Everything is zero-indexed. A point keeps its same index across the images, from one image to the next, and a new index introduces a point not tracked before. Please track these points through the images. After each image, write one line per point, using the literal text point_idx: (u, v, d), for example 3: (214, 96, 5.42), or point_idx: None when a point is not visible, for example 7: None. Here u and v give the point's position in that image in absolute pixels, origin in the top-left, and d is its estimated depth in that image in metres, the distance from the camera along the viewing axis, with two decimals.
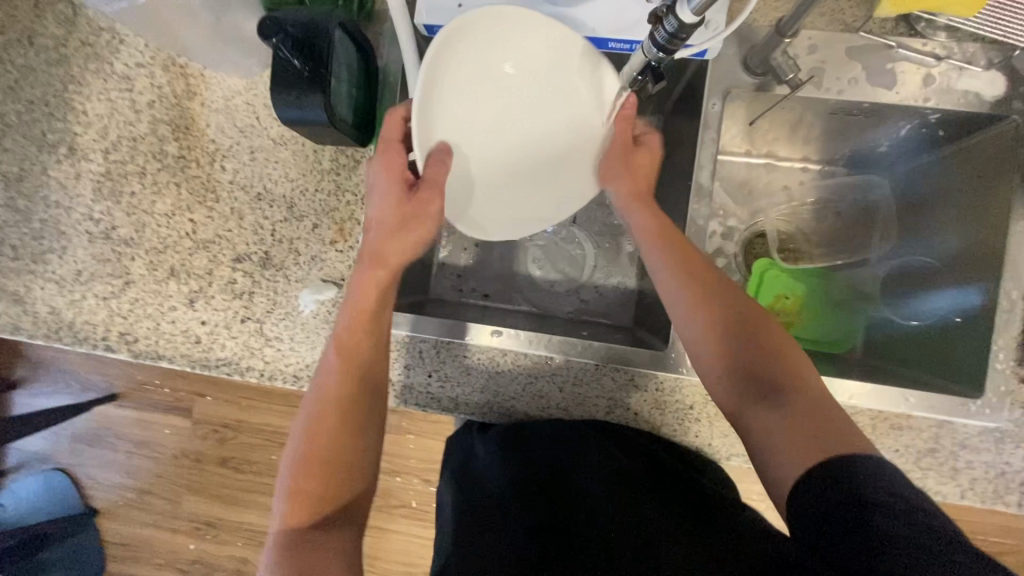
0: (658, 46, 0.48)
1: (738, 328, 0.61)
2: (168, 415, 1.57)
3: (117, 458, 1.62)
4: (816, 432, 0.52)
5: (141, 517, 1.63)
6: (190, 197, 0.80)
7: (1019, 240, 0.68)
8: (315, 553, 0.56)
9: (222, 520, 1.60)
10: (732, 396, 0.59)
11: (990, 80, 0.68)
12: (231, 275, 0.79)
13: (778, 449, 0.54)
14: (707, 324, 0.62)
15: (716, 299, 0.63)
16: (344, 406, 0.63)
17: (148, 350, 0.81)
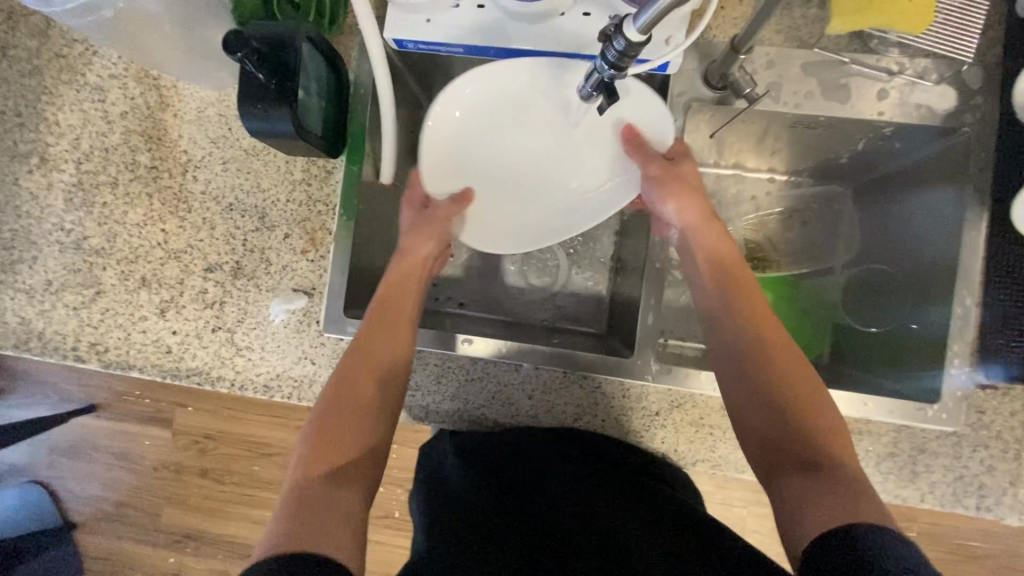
0: (610, 64, 0.50)
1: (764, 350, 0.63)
2: (147, 426, 1.55)
3: (95, 470, 1.60)
4: (842, 498, 0.50)
5: (119, 531, 1.61)
6: (162, 207, 0.80)
7: (972, 248, 0.70)
8: (315, 518, 0.51)
9: (203, 532, 1.58)
10: (756, 413, 0.60)
11: (941, 94, 0.71)
12: (203, 284, 0.79)
13: (798, 490, 0.53)
14: (719, 345, 0.65)
15: (769, 341, 0.63)
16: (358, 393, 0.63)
17: (118, 360, 0.80)
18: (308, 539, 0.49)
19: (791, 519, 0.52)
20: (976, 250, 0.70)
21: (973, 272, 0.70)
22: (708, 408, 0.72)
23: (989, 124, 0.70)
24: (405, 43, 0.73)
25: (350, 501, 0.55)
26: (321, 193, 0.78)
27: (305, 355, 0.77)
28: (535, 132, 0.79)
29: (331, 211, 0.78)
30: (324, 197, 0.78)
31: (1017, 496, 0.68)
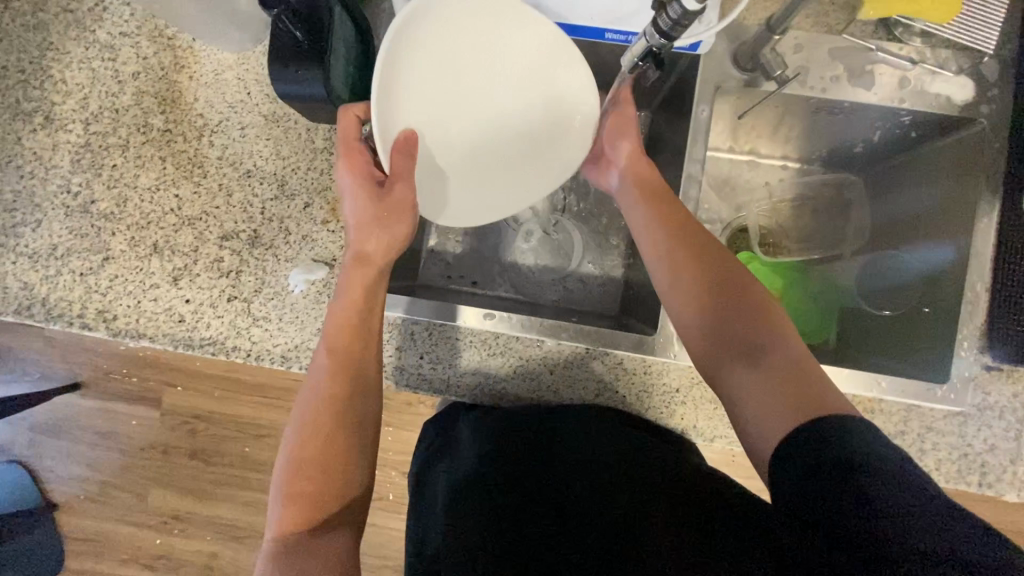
0: (660, 33, 0.49)
1: (716, 274, 0.61)
2: (133, 405, 1.51)
3: (78, 449, 1.56)
4: (797, 397, 0.51)
5: (103, 511, 1.58)
6: (177, 171, 0.78)
7: (985, 235, 0.72)
8: (303, 560, 0.54)
9: (191, 514, 1.56)
10: (718, 342, 0.58)
11: (961, 85, 0.73)
12: (218, 252, 0.78)
13: (761, 401, 0.53)
14: (675, 265, 0.63)
15: (710, 272, 0.61)
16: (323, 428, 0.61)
17: (128, 329, 0.78)
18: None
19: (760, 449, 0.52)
20: (989, 236, 0.72)
21: (985, 258, 0.72)
22: None
23: (1004, 114, 0.73)
24: None
25: (338, 556, 0.56)
26: None
27: (325, 327, 0.76)
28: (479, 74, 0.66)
29: None
30: None
31: (1018, 474, 0.71)
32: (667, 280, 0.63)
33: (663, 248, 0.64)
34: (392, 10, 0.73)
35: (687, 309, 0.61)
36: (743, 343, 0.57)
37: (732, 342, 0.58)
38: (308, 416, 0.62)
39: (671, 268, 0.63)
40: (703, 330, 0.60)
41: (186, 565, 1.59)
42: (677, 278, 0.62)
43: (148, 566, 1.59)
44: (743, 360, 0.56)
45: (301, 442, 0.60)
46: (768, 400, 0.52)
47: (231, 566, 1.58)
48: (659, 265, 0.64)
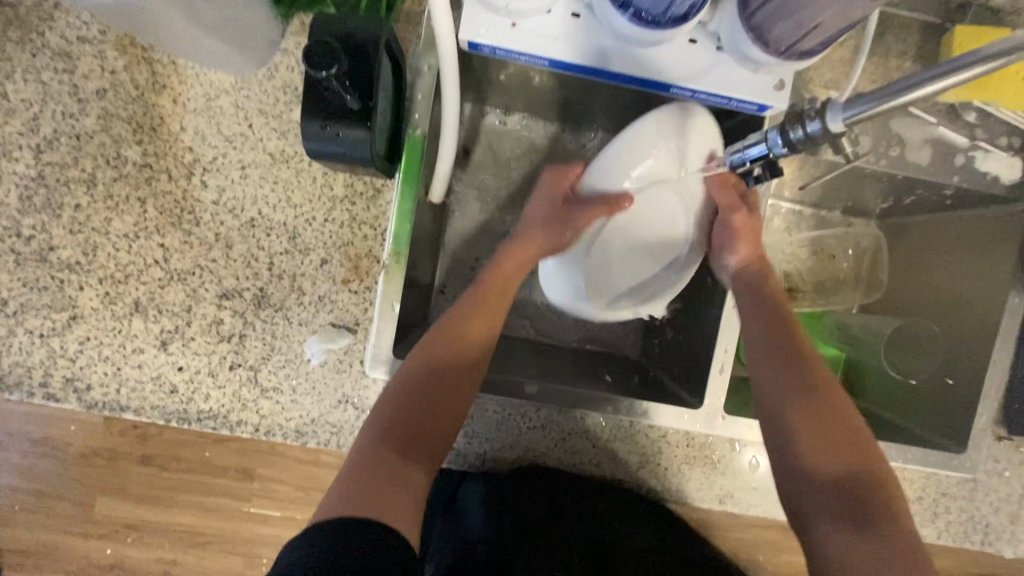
0: (786, 142, 0.45)
1: (827, 401, 0.58)
2: None
3: None
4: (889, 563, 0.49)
5: None
6: (161, 217, 0.65)
7: (1011, 312, 0.75)
8: (382, 494, 0.52)
9: None
10: (808, 466, 0.56)
11: (1009, 164, 0.73)
12: (217, 313, 0.67)
13: (846, 554, 0.51)
14: (787, 385, 0.60)
15: (831, 397, 0.59)
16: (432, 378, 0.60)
17: (106, 400, 0.67)
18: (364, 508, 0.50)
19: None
20: (1015, 314, 0.75)
21: (1009, 333, 0.75)
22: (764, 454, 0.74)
23: None
24: (482, 47, 0.61)
25: (417, 488, 0.55)
26: (368, 215, 0.67)
27: (346, 399, 0.69)
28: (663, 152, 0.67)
29: (380, 236, 0.67)
30: (371, 219, 0.67)
31: (1015, 534, 0.76)
32: (777, 392, 0.60)
33: (768, 356, 0.62)
34: (432, 43, 0.62)
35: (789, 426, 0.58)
36: (847, 482, 0.54)
37: (835, 483, 0.54)
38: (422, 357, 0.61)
39: (783, 387, 0.60)
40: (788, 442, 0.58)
41: None
42: (783, 389, 0.60)
43: None
44: (837, 503, 0.53)
45: (413, 383, 0.59)
46: (853, 552, 0.50)
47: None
48: (764, 372, 0.62)
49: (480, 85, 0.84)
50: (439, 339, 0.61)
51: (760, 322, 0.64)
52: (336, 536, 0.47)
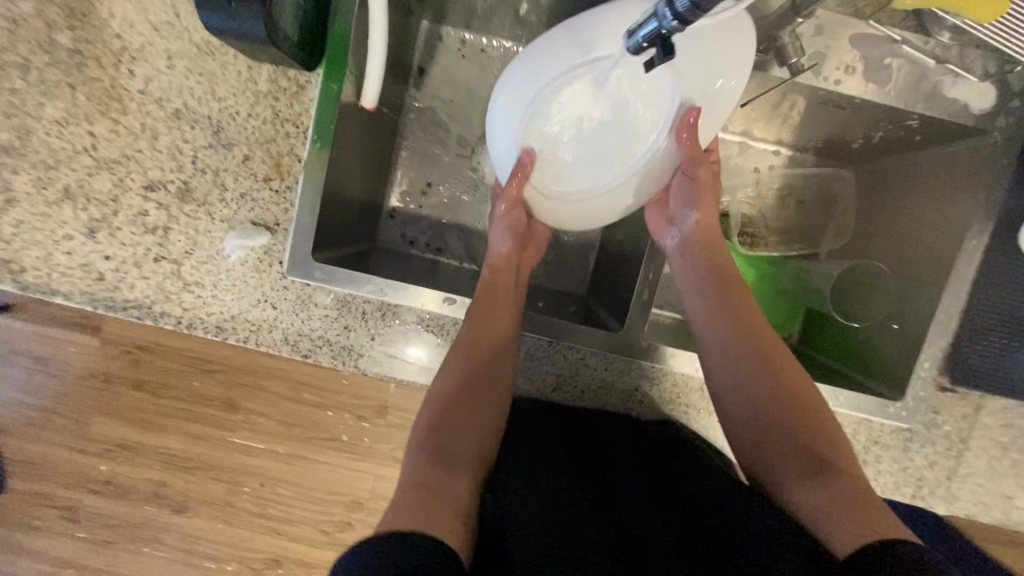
0: (675, 13, 0.41)
1: (768, 355, 0.64)
2: (74, 333, 1.43)
3: (17, 374, 1.47)
4: (856, 508, 0.51)
5: (46, 435, 1.51)
6: (90, 104, 0.66)
7: (969, 257, 0.69)
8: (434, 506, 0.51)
9: (140, 444, 1.50)
10: (755, 433, 0.61)
11: (981, 92, 0.67)
12: (142, 205, 0.68)
13: (807, 499, 0.54)
14: (734, 354, 0.64)
15: (777, 355, 0.64)
16: (461, 387, 0.63)
17: (39, 284, 0.69)
18: (421, 514, 0.50)
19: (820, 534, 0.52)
20: (973, 258, 0.69)
21: (965, 279, 0.69)
22: (687, 386, 0.72)
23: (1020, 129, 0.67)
24: None
25: (463, 497, 0.55)
26: (291, 112, 0.66)
27: (265, 298, 0.69)
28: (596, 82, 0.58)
29: (302, 135, 0.67)
30: (294, 117, 0.67)
31: (949, 489, 0.73)
32: (723, 364, 0.64)
33: (714, 324, 0.66)
34: None
35: (744, 400, 0.62)
36: (791, 438, 0.59)
37: (783, 437, 0.59)
38: (451, 368, 0.65)
39: (731, 359, 0.64)
40: (755, 425, 0.61)
41: (133, 493, 1.53)
42: (728, 367, 0.64)
43: (93, 490, 1.54)
44: (794, 453, 0.58)
45: (443, 402, 0.62)
46: (821, 502, 0.53)
47: (182, 492, 1.52)
48: (718, 346, 0.65)
49: None
50: (467, 352, 0.65)
51: (715, 284, 0.68)
52: (393, 544, 0.46)
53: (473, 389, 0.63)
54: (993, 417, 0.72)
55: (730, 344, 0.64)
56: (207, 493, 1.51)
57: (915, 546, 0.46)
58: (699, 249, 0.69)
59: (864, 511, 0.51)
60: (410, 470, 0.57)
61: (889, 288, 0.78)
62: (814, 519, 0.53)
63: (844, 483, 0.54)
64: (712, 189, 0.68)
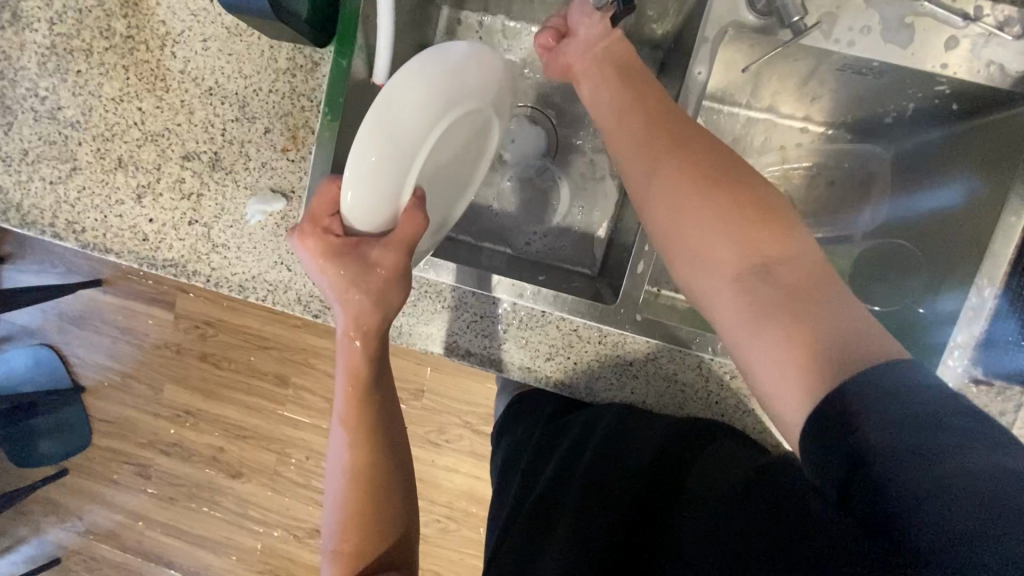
0: None
1: (712, 178, 0.50)
2: (152, 306, 1.61)
3: (105, 341, 1.64)
4: (797, 320, 0.43)
5: (122, 398, 1.67)
6: (139, 83, 0.75)
7: (1008, 233, 0.62)
8: None
9: (202, 411, 1.63)
10: (708, 281, 0.48)
11: (1019, 51, 0.61)
12: (180, 173, 0.76)
13: (763, 349, 0.44)
14: (687, 197, 0.50)
15: (692, 143, 0.52)
16: (368, 464, 0.58)
17: (96, 243, 0.78)
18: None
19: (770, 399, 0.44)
20: (1014, 236, 0.62)
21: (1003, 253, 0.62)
22: (683, 365, 0.70)
23: None
24: None
25: None
26: (306, 87, 0.72)
27: (281, 261, 0.75)
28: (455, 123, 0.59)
29: (316, 108, 0.72)
30: (309, 92, 0.72)
31: None
32: (669, 213, 0.50)
33: (654, 172, 0.52)
34: None
35: (669, 224, 0.51)
36: (724, 253, 0.47)
37: (748, 263, 0.46)
38: (349, 453, 0.58)
39: (683, 207, 0.50)
40: (700, 272, 0.49)
41: (195, 457, 1.65)
42: (672, 217, 0.50)
43: (162, 452, 1.66)
44: (747, 311, 0.45)
45: (346, 492, 0.57)
46: (774, 347, 0.43)
47: (238, 460, 1.62)
48: (659, 183, 0.51)
49: None
50: (361, 424, 0.58)
51: (618, 101, 0.58)
52: None
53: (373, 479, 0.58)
54: None
55: (677, 198, 0.50)
56: (261, 463, 1.61)
57: (873, 385, 0.38)
58: (623, 90, 0.58)
59: (841, 348, 0.41)
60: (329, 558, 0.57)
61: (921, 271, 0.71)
62: (776, 385, 0.43)
63: (800, 312, 0.43)
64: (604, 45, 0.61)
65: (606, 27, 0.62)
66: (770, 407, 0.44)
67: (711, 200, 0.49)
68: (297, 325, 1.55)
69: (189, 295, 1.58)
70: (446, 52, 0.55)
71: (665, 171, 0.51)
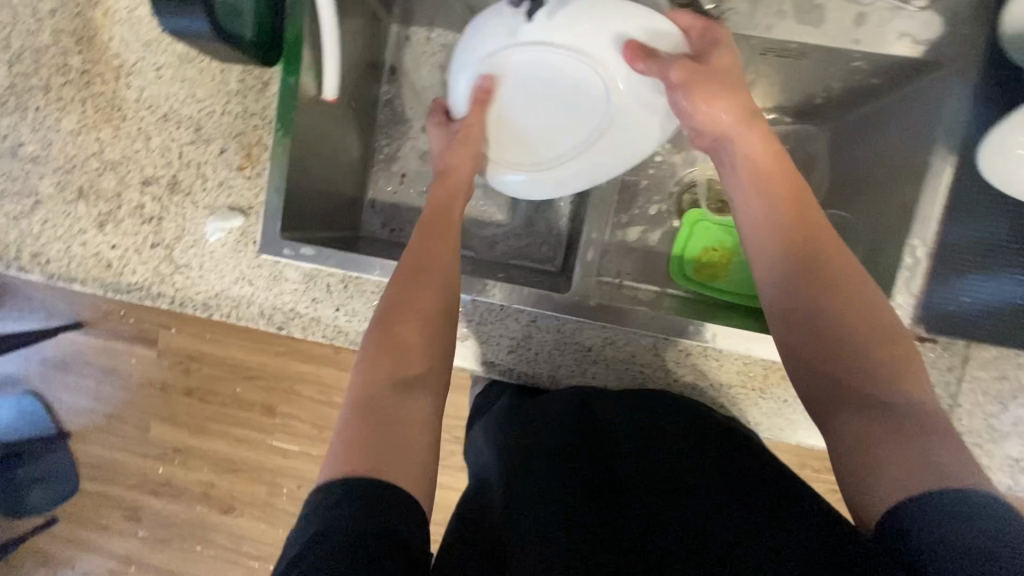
0: None
1: (827, 255, 0.52)
2: (135, 344, 1.57)
3: (88, 384, 1.63)
4: (902, 432, 0.42)
5: (108, 441, 1.64)
6: (97, 114, 0.77)
7: (931, 197, 0.64)
8: (396, 429, 0.47)
9: (189, 447, 1.61)
10: (816, 311, 0.50)
11: (925, 22, 0.64)
12: (140, 198, 0.77)
13: (851, 429, 0.44)
14: (756, 179, 0.58)
15: (820, 233, 0.53)
16: (408, 303, 0.55)
17: (60, 272, 0.79)
18: (356, 452, 0.45)
19: (851, 481, 0.43)
20: (938, 200, 0.64)
21: (935, 212, 0.65)
22: (640, 346, 0.71)
23: (974, 59, 0.64)
24: None
25: (421, 414, 0.50)
26: (258, 107, 0.75)
27: (243, 276, 0.77)
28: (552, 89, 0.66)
29: (268, 125, 0.75)
30: (260, 111, 0.75)
31: None
32: (754, 212, 0.57)
33: (773, 251, 0.54)
34: None
35: (779, 289, 0.53)
36: (897, 375, 0.45)
37: (828, 342, 0.49)
38: (383, 299, 0.56)
39: (770, 202, 0.56)
40: (779, 303, 0.52)
41: (185, 494, 1.63)
42: (796, 242, 0.53)
43: (151, 492, 1.64)
44: (809, 341, 0.50)
45: (367, 359, 0.52)
46: (854, 431, 0.44)
47: (228, 494, 1.60)
48: (770, 206, 0.56)
49: None
50: (396, 298, 0.56)
51: (761, 180, 0.58)
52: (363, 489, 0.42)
53: (396, 345, 0.53)
54: (981, 368, 0.67)
55: (804, 225, 0.54)
56: (251, 495, 1.59)
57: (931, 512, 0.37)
58: (762, 176, 0.58)
59: (920, 475, 0.39)
60: (345, 405, 0.49)
61: (859, 240, 0.73)
62: (846, 454, 0.44)
63: (919, 438, 0.41)
64: (738, 91, 0.60)
65: (735, 93, 0.60)
66: (844, 485, 0.44)
67: (845, 300, 0.49)
68: (280, 351, 1.56)
69: (170, 330, 1.57)
70: (611, 13, 0.61)
71: (777, 252, 0.54)
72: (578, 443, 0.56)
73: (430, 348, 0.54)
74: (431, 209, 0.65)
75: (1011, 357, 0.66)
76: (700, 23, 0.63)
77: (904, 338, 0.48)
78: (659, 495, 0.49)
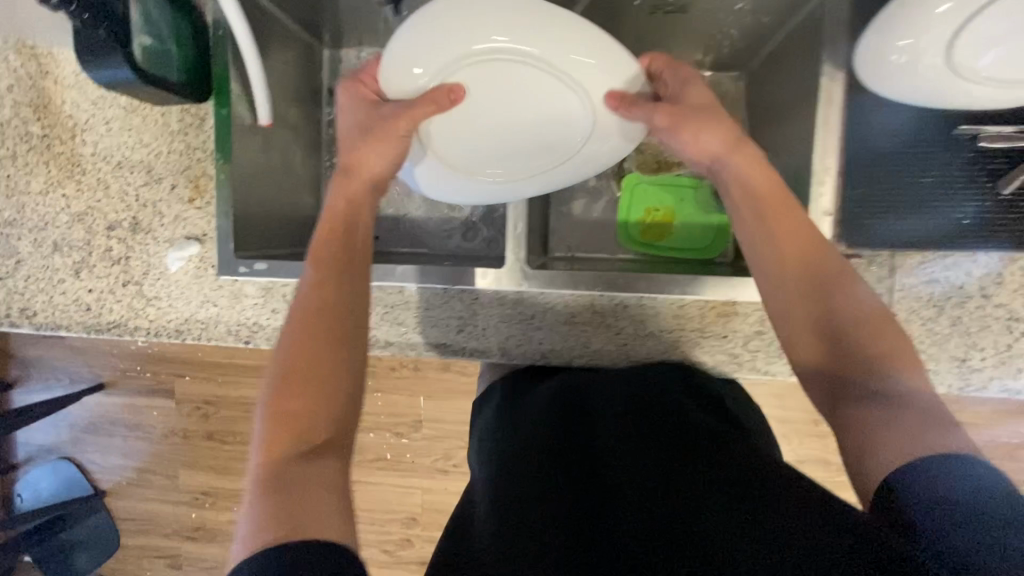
0: None
1: (817, 262, 0.56)
2: (154, 397, 1.64)
3: (117, 441, 1.69)
4: (907, 419, 0.44)
5: (141, 494, 1.70)
6: (60, 173, 0.84)
7: (828, 116, 0.66)
8: (306, 491, 0.44)
9: (217, 488, 1.65)
10: (806, 317, 0.54)
11: None
12: (107, 243, 0.84)
13: (868, 421, 0.46)
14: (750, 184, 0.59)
15: (796, 238, 0.57)
16: (306, 349, 0.52)
17: (46, 322, 0.86)
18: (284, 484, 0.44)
19: (856, 465, 0.45)
20: (836, 117, 0.66)
21: (833, 131, 0.66)
22: (579, 305, 0.74)
23: None
24: None
25: (334, 473, 0.46)
26: (199, 141, 0.81)
27: (207, 299, 0.82)
28: (509, 102, 0.69)
29: (210, 157, 0.81)
30: (201, 145, 0.81)
31: None
32: (744, 223, 0.60)
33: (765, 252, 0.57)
34: None
35: (772, 292, 0.56)
36: (903, 364, 0.48)
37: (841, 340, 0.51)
38: (282, 345, 0.53)
39: (771, 216, 0.58)
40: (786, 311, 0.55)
41: (219, 536, 1.67)
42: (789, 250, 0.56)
43: (187, 539, 1.68)
44: (807, 338, 0.53)
45: (286, 393, 0.50)
46: (875, 418, 0.45)
47: None
48: (747, 217, 0.59)
49: (317, 26, 0.95)
50: (309, 319, 0.54)
51: (748, 190, 0.59)
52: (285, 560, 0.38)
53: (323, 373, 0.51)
54: (913, 275, 0.67)
55: (787, 235, 0.57)
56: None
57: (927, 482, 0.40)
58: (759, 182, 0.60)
59: (915, 441, 0.42)
60: (264, 438, 0.48)
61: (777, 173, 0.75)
62: (850, 447, 0.46)
63: (910, 433, 0.43)
64: (712, 114, 0.63)
65: (720, 117, 0.62)
66: (851, 461, 0.45)
67: (835, 304, 0.53)
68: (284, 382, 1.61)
69: (183, 378, 1.63)
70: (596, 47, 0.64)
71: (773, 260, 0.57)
72: (550, 470, 0.53)
73: (345, 367, 0.52)
74: (329, 227, 0.62)
75: (940, 259, 0.66)
76: (666, 65, 0.66)
77: (896, 335, 0.50)
78: (632, 514, 0.46)
